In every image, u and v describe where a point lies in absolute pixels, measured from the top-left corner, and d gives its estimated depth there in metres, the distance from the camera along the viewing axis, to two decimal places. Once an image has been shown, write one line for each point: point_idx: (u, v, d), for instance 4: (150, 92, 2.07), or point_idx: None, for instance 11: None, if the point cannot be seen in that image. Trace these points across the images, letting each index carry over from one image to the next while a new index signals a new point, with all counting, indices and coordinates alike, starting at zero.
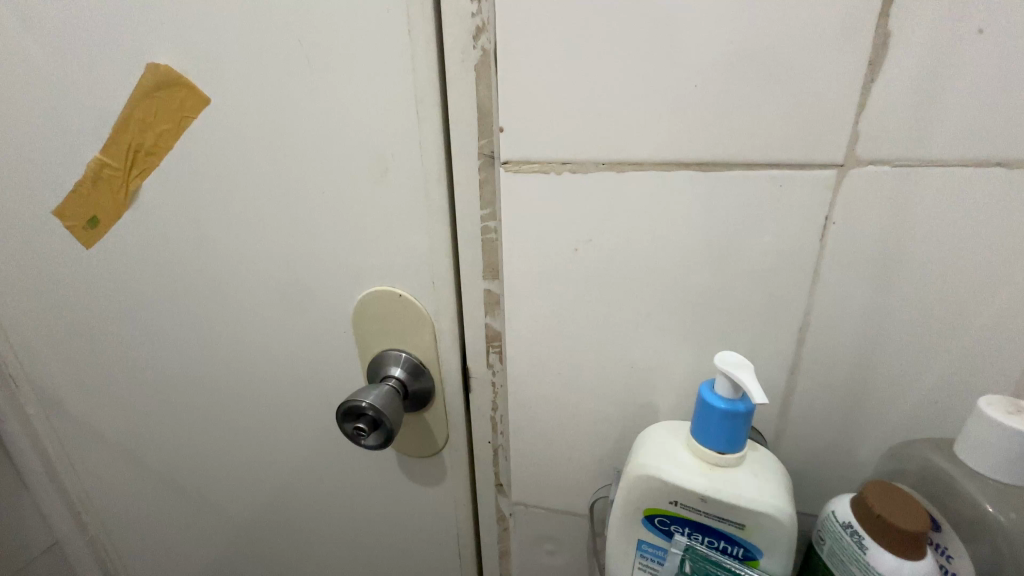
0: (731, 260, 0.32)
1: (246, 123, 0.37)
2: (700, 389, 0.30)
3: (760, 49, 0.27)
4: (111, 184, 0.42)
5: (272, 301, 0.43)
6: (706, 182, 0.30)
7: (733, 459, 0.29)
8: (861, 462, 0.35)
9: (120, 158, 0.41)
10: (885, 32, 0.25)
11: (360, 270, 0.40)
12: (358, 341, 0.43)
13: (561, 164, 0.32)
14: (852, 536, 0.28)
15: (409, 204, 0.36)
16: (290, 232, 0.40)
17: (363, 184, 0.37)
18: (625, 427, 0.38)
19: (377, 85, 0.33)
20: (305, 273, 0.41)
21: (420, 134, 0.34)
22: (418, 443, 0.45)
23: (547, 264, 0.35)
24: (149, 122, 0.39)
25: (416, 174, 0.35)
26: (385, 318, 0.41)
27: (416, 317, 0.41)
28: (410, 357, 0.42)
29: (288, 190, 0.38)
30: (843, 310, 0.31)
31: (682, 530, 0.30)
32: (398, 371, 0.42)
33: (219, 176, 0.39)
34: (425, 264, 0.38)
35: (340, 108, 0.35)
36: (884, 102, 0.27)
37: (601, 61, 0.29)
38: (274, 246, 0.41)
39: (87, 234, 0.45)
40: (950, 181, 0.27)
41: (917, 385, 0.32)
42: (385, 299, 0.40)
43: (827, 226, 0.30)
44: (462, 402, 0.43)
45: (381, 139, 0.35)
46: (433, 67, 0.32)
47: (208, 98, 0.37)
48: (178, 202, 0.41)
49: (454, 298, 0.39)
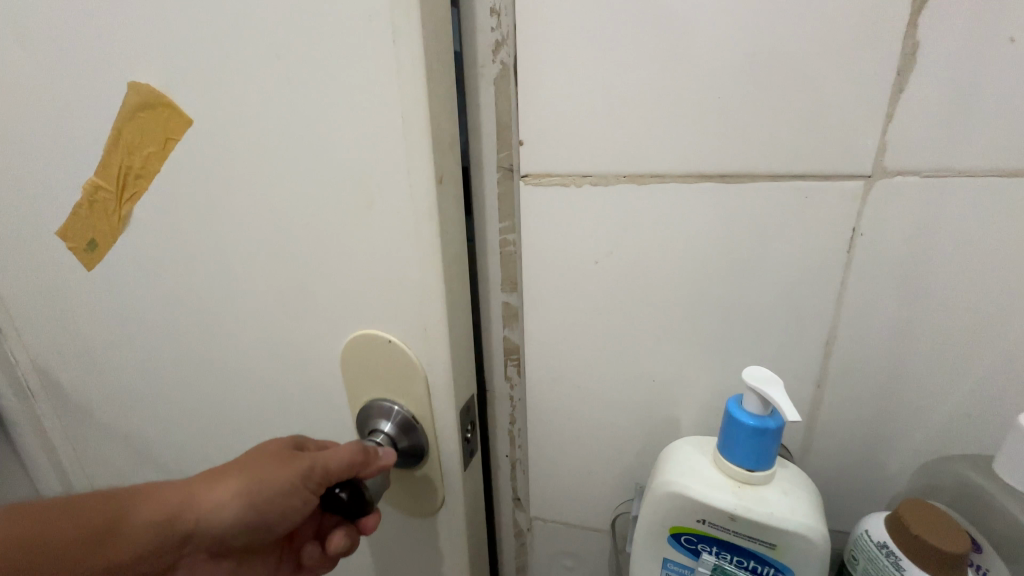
0: (755, 272, 0.31)
1: (227, 148, 0.33)
2: (727, 404, 0.29)
3: (784, 60, 0.27)
4: (105, 206, 0.40)
5: (262, 334, 0.39)
6: (729, 193, 0.30)
7: (763, 477, 0.29)
8: (894, 478, 0.34)
9: (113, 180, 0.38)
10: (912, 43, 0.25)
11: (348, 310, 0.35)
12: (347, 389, 0.38)
13: (582, 177, 0.32)
14: (888, 557, 0.27)
15: (396, 241, 0.32)
16: (275, 266, 0.36)
17: (347, 218, 0.32)
18: (646, 440, 0.37)
19: (364, 110, 0.29)
20: (292, 306, 0.36)
21: (410, 168, 0.29)
22: (414, 501, 0.41)
23: (568, 275, 0.34)
24: (135, 145, 0.36)
25: (403, 207, 0.30)
26: (373, 365, 0.36)
27: (405, 367, 0.36)
28: (401, 413, 0.37)
29: (272, 217, 0.34)
30: (872, 322, 0.31)
31: (709, 549, 0.29)
32: (386, 427, 0.37)
33: (208, 201, 0.35)
34: (418, 311, 0.33)
35: (325, 133, 0.30)
36: (914, 112, 0.26)
37: (623, 72, 0.29)
38: (262, 278, 0.36)
39: (87, 256, 0.43)
40: (983, 190, 0.27)
41: (948, 399, 0.31)
42: (373, 347, 0.35)
43: (855, 236, 0.29)
44: (460, 465, 0.38)
45: (365, 164, 0.30)
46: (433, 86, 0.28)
47: (190, 119, 0.33)
48: (169, 226, 0.38)
49: (448, 346, 0.34)
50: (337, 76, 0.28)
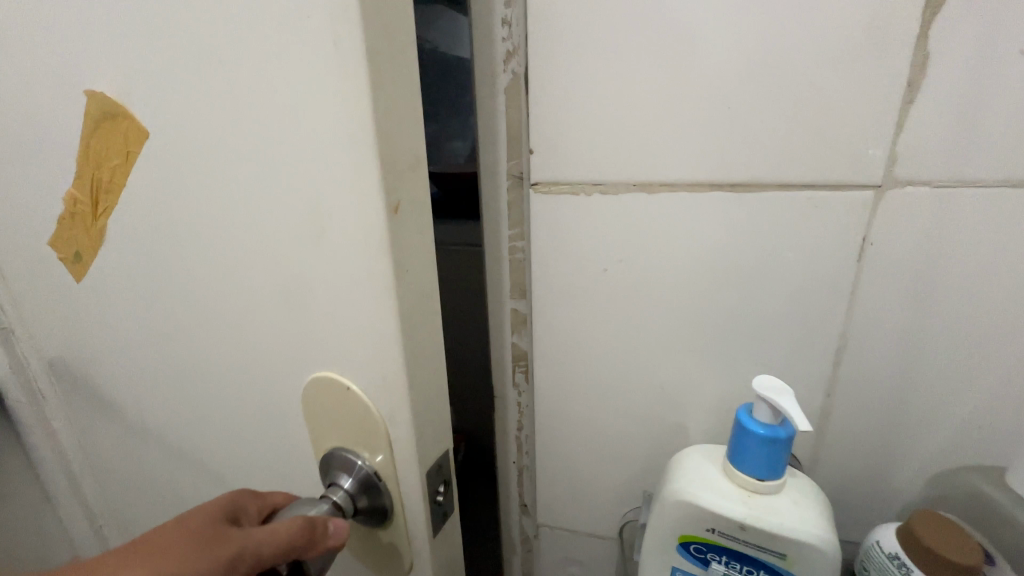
0: (765, 280, 0.31)
1: (172, 172, 0.26)
2: (738, 413, 0.29)
3: (794, 71, 0.27)
4: (83, 221, 0.33)
5: (214, 371, 0.32)
6: (738, 201, 0.30)
7: (773, 486, 0.29)
8: (905, 489, 0.33)
9: (87, 191, 0.31)
10: (923, 55, 0.25)
11: (299, 349, 0.27)
12: (310, 437, 0.30)
13: (592, 185, 0.32)
14: (901, 569, 0.27)
15: (346, 264, 0.23)
16: (222, 311, 0.29)
17: (289, 235, 0.24)
18: (654, 447, 0.37)
19: (297, 104, 0.21)
20: (239, 340, 0.29)
21: (354, 202, 0.22)
22: (378, 562, 0.32)
23: (577, 282, 0.35)
24: (101, 155, 0.29)
25: (351, 221, 0.22)
26: (335, 412, 0.28)
27: (368, 419, 0.27)
28: (363, 469, 0.29)
29: (209, 231, 0.27)
30: (882, 332, 0.30)
31: (719, 558, 0.29)
32: (347, 484, 0.29)
33: (160, 231, 0.29)
34: (374, 355, 0.25)
35: (259, 158, 0.23)
36: (924, 123, 0.26)
37: (634, 82, 0.29)
38: (213, 323, 0.30)
39: (77, 268, 0.35)
40: (995, 201, 0.27)
41: (959, 409, 0.31)
42: (333, 390, 0.28)
43: (865, 245, 0.29)
44: (429, 534, 0.30)
45: (303, 165, 0.22)
46: (385, 92, 0.20)
47: (146, 128, 0.26)
48: (122, 246, 0.32)
49: (412, 400, 0.25)
50: (267, 84, 0.21)
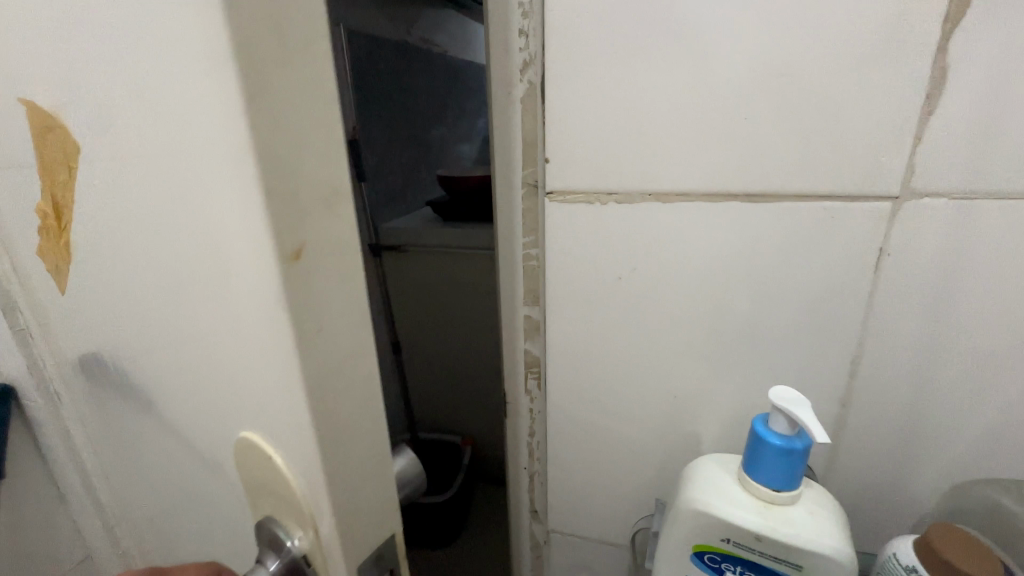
0: (779, 291, 0.31)
1: (105, 195, 0.23)
2: (754, 423, 0.29)
3: (811, 83, 0.27)
4: (54, 235, 0.31)
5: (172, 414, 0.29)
6: (754, 211, 0.30)
7: (789, 497, 0.29)
8: (920, 500, 0.33)
9: (49, 204, 0.29)
10: (941, 67, 0.25)
11: (231, 408, 0.23)
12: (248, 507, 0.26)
13: (607, 195, 0.32)
14: None
15: (254, 323, 0.19)
16: (171, 354, 0.26)
17: (202, 281, 0.20)
18: (667, 455, 0.37)
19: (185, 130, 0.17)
20: (187, 387, 0.26)
21: (243, 242, 0.17)
22: None
23: (591, 291, 0.35)
24: (52, 169, 0.26)
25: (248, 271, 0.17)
26: (262, 480, 0.24)
27: (291, 499, 0.22)
28: (291, 552, 0.23)
29: (145, 268, 0.24)
30: (898, 344, 0.30)
31: (733, 569, 0.29)
32: (272, 568, 0.23)
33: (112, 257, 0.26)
34: (293, 432, 0.20)
35: (165, 188, 0.19)
36: (942, 136, 0.26)
37: (650, 93, 0.29)
38: (165, 366, 0.27)
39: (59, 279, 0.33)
40: (1014, 214, 0.27)
41: (977, 422, 0.31)
42: (257, 457, 0.23)
43: (881, 256, 0.29)
44: None
45: (200, 200, 0.18)
46: (270, 111, 0.15)
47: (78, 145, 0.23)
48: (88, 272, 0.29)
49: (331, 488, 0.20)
50: (158, 100, 0.17)
